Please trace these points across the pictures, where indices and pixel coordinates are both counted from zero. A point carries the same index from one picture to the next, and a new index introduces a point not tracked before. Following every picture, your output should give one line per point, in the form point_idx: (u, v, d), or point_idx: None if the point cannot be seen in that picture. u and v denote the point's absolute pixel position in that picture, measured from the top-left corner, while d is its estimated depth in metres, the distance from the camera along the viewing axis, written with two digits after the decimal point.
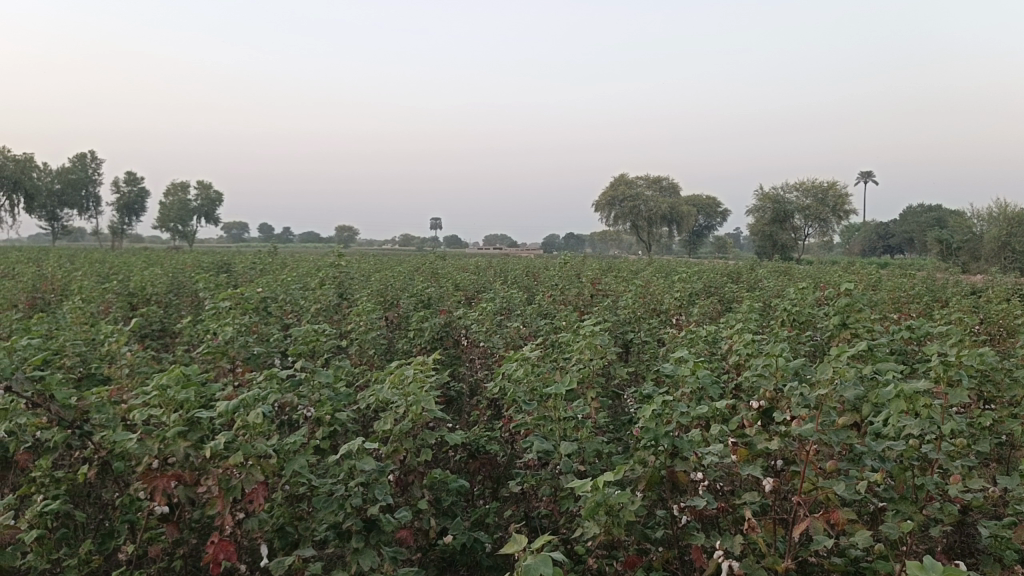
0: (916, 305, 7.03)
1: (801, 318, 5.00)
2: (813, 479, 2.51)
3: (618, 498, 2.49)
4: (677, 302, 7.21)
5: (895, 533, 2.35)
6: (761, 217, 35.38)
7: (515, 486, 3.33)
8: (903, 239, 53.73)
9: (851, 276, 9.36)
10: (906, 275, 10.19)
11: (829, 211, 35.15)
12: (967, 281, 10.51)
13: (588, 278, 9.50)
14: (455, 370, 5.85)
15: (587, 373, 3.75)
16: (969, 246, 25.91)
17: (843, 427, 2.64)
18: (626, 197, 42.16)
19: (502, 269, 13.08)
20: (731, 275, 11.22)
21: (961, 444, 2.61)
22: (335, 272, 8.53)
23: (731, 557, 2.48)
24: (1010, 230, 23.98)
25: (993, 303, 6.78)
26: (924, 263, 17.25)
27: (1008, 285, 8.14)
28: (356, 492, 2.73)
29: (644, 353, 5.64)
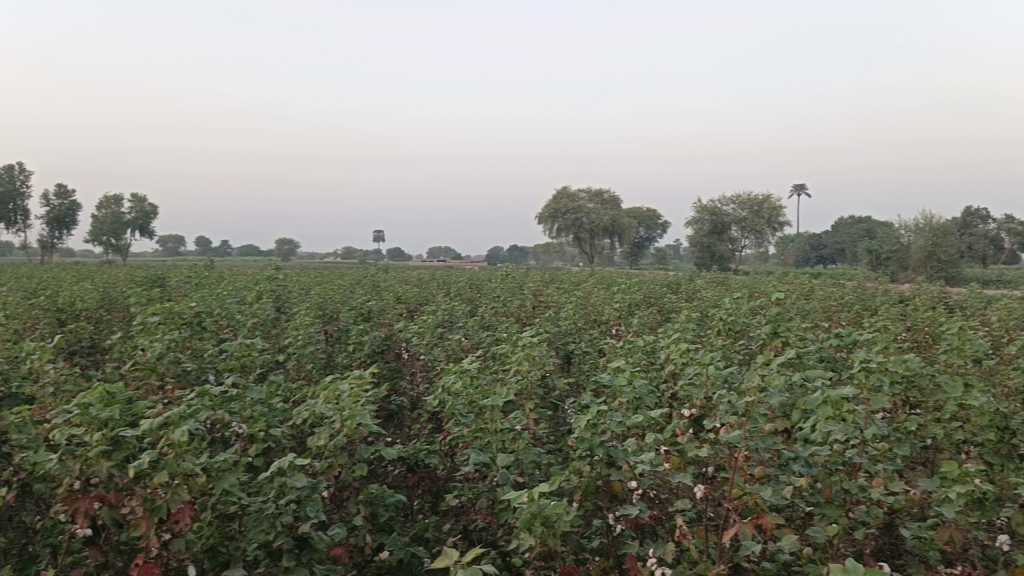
0: (847, 313, 7.21)
1: (736, 327, 5.07)
2: (742, 485, 2.55)
3: (553, 509, 2.52)
4: (616, 313, 7.26)
5: (821, 536, 2.41)
6: (700, 229, 35.82)
7: (452, 499, 3.32)
8: (836, 250, 55.41)
9: (784, 285, 9.58)
10: (836, 284, 10.47)
11: (764, 223, 36.05)
12: (892, 289, 10.87)
13: (530, 289, 9.51)
14: (395, 384, 5.80)
15: (526, 385, 3.74)
16: (896, 257, 26.55)
17: (772, 434, 2.68)
18: (569, 210, 42.50)
19: (445, 281, 13.04)
20: (669, 285, 11.39)
21: (882, 449, 2.68)
22: (273, 286, 8.37)
23: (664, 565, 2.50)
24: (935, 241, 25.03)
25: (919, 311, 7.00)
26: (856, 274, 17.71)
27: (933, 293, 8.43)
28: (287, 510, 2.69)
29: (584, 363, 5.66)
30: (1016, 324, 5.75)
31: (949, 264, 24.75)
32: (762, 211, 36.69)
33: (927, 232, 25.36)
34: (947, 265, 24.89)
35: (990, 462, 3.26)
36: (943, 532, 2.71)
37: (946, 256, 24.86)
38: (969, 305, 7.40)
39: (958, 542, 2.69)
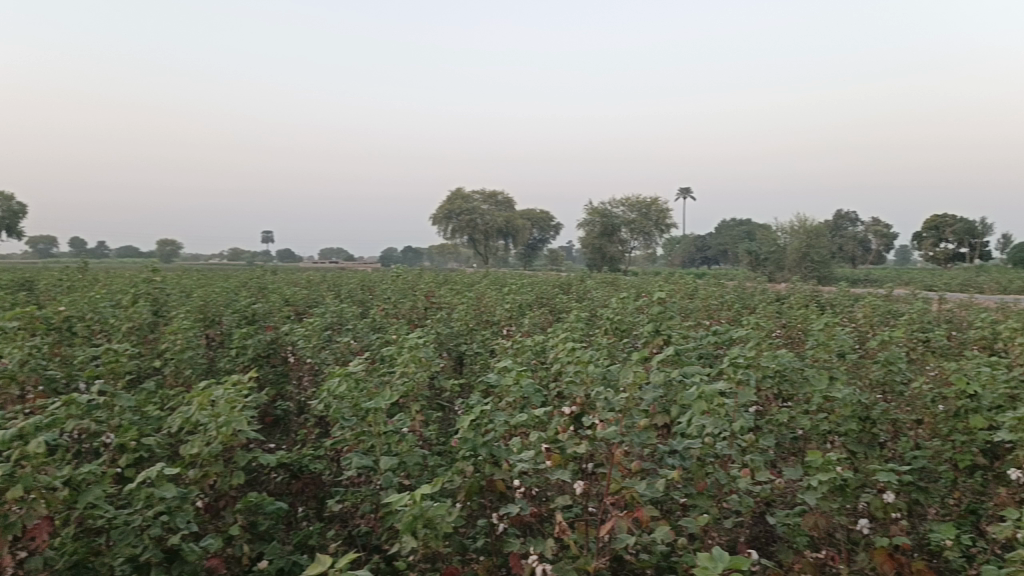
0: (727, 311, 7.51)
1: (622, 326, 5.19)
2: (619, 480, 2.61)
3: (435, 511, 2.51)
4: (507, 314, 7.31)
5: (693, 526, 2.50)
6: (590, 230, 36.34)
7: (335, 505, 3.26)
8: (720, 251, 57.77)
9: (670, 285, 9.91)
10: (717, 284, 10.93)
11: (652, 226, 37.37)
12: (769, 288, 11.41)
13: (422, 290, 9.44)
14: (281, 389, 5.65)
15: (412, 386, 3.71)
16: (774, 257, 27.45)
17: (647, 429, 2.76)
18: (464, 211, 42.51)
19: (335, 283, 12.80)
20: (561, 286, 11.56)
21: (750, 441, 2.80)
22: (151, 289, 8.00)
23: (545, 561, 2.54)
24: (808, 242, 26.55)
25: (793, 309, 7.37)
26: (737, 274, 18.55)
27: (806, 292, 8.89)
28: (157, 522, 2.59)
29: (474, 364, 5.67)
30: (878, 320, 6.12)
31: (820, 265, 26.33)
32: (650, 212, 37.82)
33: (802, 234, 26.81)
34: (820, 266, 26.42)
35: (853, 451, 3.43)
36: (808, 518, 2.84)
37: (818, 257, 26.43)
38: (837, 302, 7.83)
39: (822, 527, 2.81)
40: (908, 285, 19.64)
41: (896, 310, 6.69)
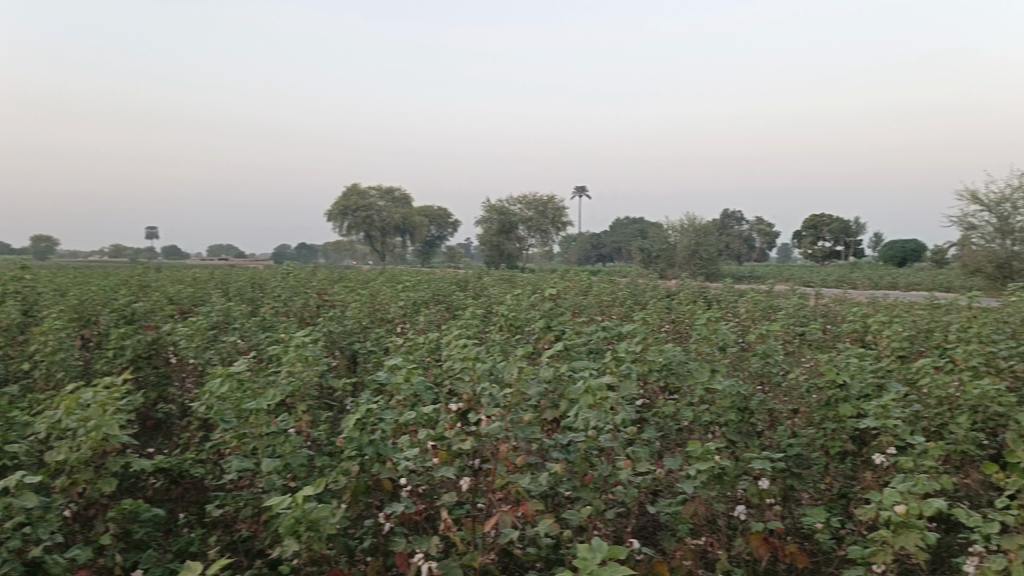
0: (619, 307, 7.67)
1: (516, 322, 5.22)
2: (504, 475, 2.62)
3: (318, 512, 2.45)
4: (402, 311, 7.23)
5: (576, 518, 2.54)
6: (487, 228, 36.40)
7: (216, 509, 3.14)
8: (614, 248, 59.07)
9: (565, 282, 10.05)
10: (610, 281, 11.16)
11: (547, 224, 37.93)
12: (659, 285, 11.74)
13: (315, 288, 9.24)
14: (162, 392, 5.40)
15: (299, 385, 3.61)
16: (665, 254, 28.09)
17: (533, 424, 2.78)
18: (360, 207, 41.84)
19: (223, 281, 12.38)
20: (458, 283, 11.55)
21: (633, 433, 2.85)
22: (20, 287, 7.51)
23: (431, 559, 2.52)
24: (697, 240, 27.55)
25: (682, 305, 7.60)
26: (629, 270, 18.95)
27: (693, 289, 9.18)
28: (17, 534, 2.42)
29: (367, 362, 5.58)
30: (760, 315, 6.38)
31: (707, 263, 27.46)
32: (546, 209, 38.24)
33: (691, 232, 27.74)
34: (707, 263, 27.46)
35: (733, 440, 3.54)
36: (689, 506, 2.92)
37: (706, 255, 27.48)
38: (723, 298, 8.12)
39: (702, 515, 2.90)
40: (788, 280, 20.60)
41: (776, 305, 6.98)
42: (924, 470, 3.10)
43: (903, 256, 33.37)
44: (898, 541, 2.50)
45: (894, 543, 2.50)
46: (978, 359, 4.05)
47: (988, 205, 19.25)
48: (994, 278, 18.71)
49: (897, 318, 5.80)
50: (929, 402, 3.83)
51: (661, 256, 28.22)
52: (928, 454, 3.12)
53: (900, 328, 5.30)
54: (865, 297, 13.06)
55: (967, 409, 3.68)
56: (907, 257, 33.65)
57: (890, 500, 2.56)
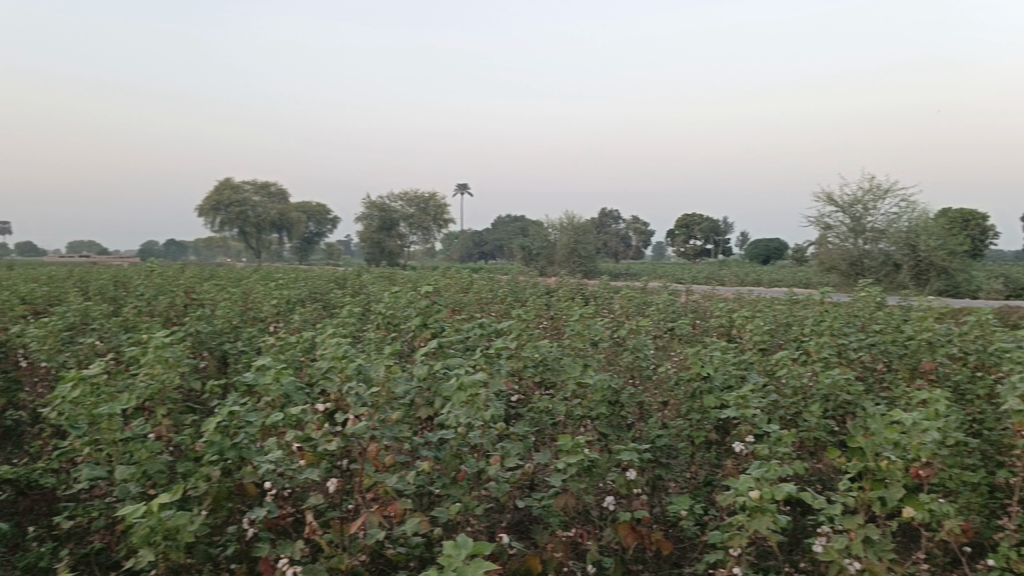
0: (498, 304, 7.73)
1: (392, 319, 5.16)
2: (371, 475, 2.59)
3: (175, 521, 2.35)
4: (276, 309, 7.02)
5: (444, 516, 2.54)
6: (369, 225, 35.95)
7: (66, 521, 2.95)
8: (495, 246, 59.66)
9: (445, 279, 10.04)
10: (491, 278, 11.23)
11: (428, 220, 37.80)
12: (540, 282, 11.91)
13: (183, 287, 8.84)
14: (9, 398, 5.03)
15: (159, 387, 3.44)
16: (545, 252, 28.53)
17: (401, 422, 2.75)
18: (235, 202, 40.36)
19: (82, 279, 11.68)
20: (336, 280, 11.32)
21: (502, 429, 2.87)
22: None
23: (296, 564, 2.46)
24: (575, 240, 28.26)
25: (559, 302, 7.74)
26: (508, 267, 19.21)
27: (570, 286, 9.36)
28: None
29: (237, 363, 5.38)
30: (634, 311, 6.57)
31: (584, 260, 28.33)
32: (428, 207, 38.00)
33: (570, 231, 28.35)
34: (584, 261, 28.32)
35: (603, 433, 3.62)
36: (559, 499, 2.98)
37: (584, 253, 28.26)
38: (599, 295, 8.31)
39: (571, 507, 2.96)
40: (660, 276, 21.35)
41: (649, 301, 7.21)
42: (778, 456, 3.27)
43: (768, 254, 35.32)
44: (752, 525, 2.64)
45: (749, 527, 2.64)
46: (829, 350, 4.31)
47: (842, 206, 20.55)
48: (847, 274, 20.14)
49: (759, 313, 6.09)
50: (785, 392, 4.05)
51: (541, 253, 28.58)
52: (781, 441, 3.29)
53: (762, 322, 5.57)
54: (725, 292, 13.75)
55: (819, 398, 3.90)
56: (771, 255, 35.58)
57: (744, 487, 2.69)
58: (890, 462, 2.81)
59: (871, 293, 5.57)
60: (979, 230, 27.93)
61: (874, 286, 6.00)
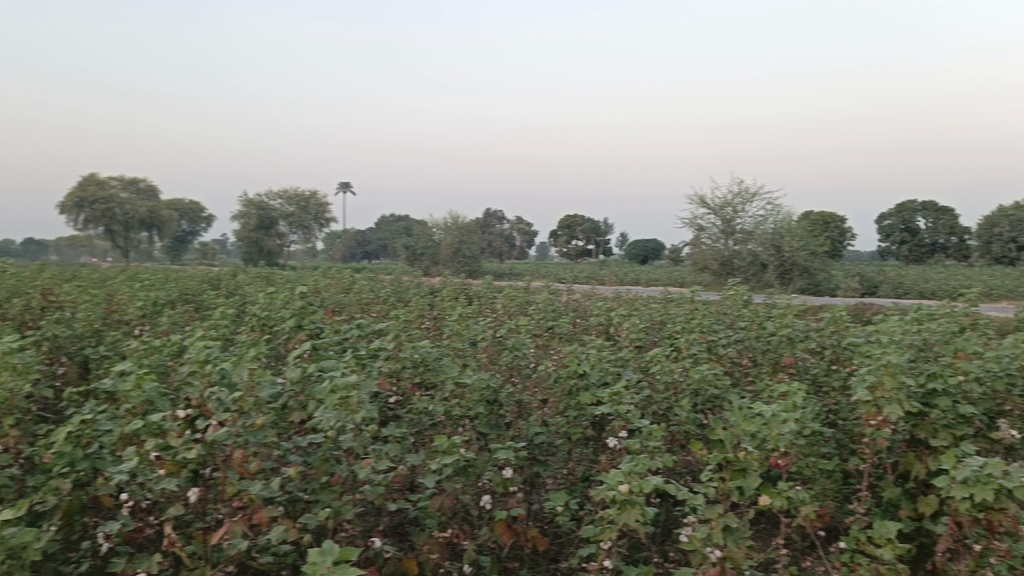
0: (379, 304, 7.62)
1: (266, 321, 5.00)
2: (236, 482, 2.50)
3: (18, 538, 2.19)
4: (142, 312, 6.68)
5: (313, 522, 2.48)
6: (245, 225, 34.61)
7: None
8: (379, 245, 59.03)
9: (325, 280, 9.82)
10: (372, 279, 11.07)
11: (309, 219, 37.10)
12: (423, 282, 11.84)
13: (39, 289, 8.27)
14: None
15: (6, 396, 3.19)
16: (429, 252, 28.42)
17: (268, 426, 2.67)
18: (102, 200, 38.18)
19: None
20: (210, 281, 10.89)
21: (375, 431, 2.83)
22: None
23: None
24: (460, 239, 28.32)
25: (442, 302, 7.71)
26: (391, 268, 19.03)
27: (454, 286, 9.35)
28: None
29: (98, 369, 5.08)
30: (515, 310, 6.62)
31: (469, 260, 28.48)
32: (309, 207, 37.53)
33: (454, 231, 28.39)
34: (468, 261, 28.44)
35: (481, 432, 3.62)
36: (434, 501, 2.96)
37: (469, 253, 28.38)
38: (481, 295, 8.33)
39: (445, 508, 2.95)
40: (543, 277, 21.66)
41: (531, 300, 7.28)
42: (649, 450, 3.36)
43: (645, 256, 36.63)
44: (621, 518, 2.70)
45: (618, 520, 2.70)
46: (699, 347, 4.47)
47: (713, 209, 21.42)
48: (718, 273, 21.07)
49: (636, 311, 6.25)
50: (658, 387, 4.17)
51: (425, 253, 28.38)
52: (652, 435, 3.39)
53: (637, 320, 5.72)
54: (601, 292, 14.17)
55: (689, 392, 4.05)
56: (648, 257, 36.88)
57: (614, 481, 2.75)
58: (748, 453, 2.94)
59: (739, 292, 5.82)
60: (836, 233, 29.88)
61: (741, 285, 6.28)
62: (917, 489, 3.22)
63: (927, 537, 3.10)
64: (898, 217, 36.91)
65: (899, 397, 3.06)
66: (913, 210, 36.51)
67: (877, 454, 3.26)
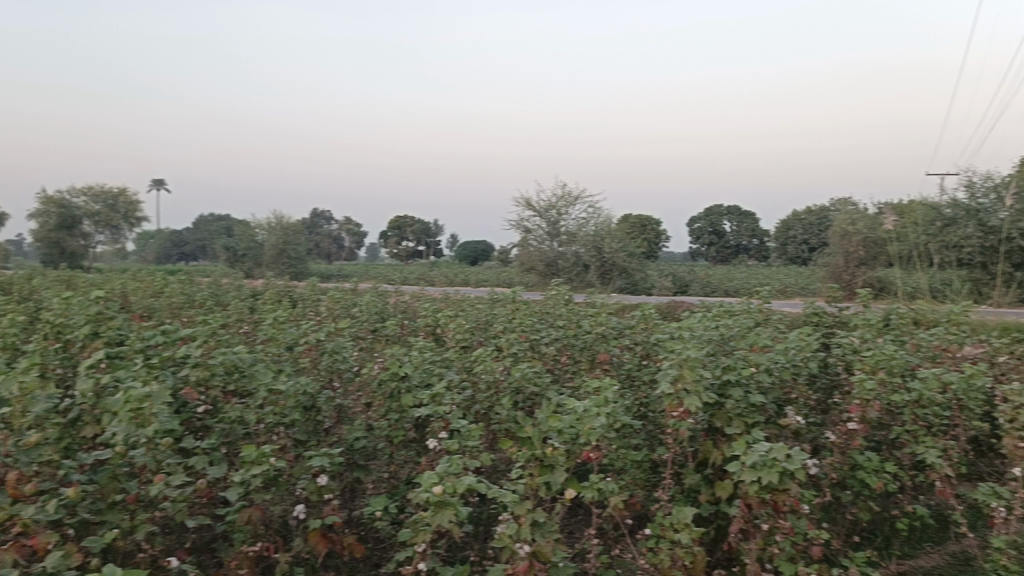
0: (194, 308, 7.24)
1: (58, 327, 4.60)
2: (8, 506, 2.29)
3: None
4: None
5: (98, 545, 2.32)
6: (45, 223, 31.75)
7: None
8: (200, 245, 56.08)
9: (134, 283, 9.20)
10: (187, 282, 10.49)
11: (120, 218, 34.67)
12: (244, 285, 11.36)
13: None
14: None
15: None
16: (252, 253, 27.29)
17: (48, 444, 2.46)
18: None
19: None
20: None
21: (171, 444, 2.68)
22: None
23: None
24: (286, 240, 27.40)
25: (263, 305, 7.42)
26: (206, 270, 18.07)
27: (276, 288, 9.03)
28: None
29: None
30: (340, 312, 6.47)
31: (295, 262, 27.63)
32: (116, 203, 35.27)
33: (279, 231, 27.43)
34: (295, 262, 27.62)
35: (296, 439, 3.51)
36: (242, 513, 2.84)
37: (294, 254, 27.54)
38: (305, 297, 8.10)
39: (254, 520, 2.84)
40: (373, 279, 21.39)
41: (357, 301, 7.15)
42: (467, 450, 3.39)
43: (475, 256, 37.02)
44: (435, 520, 2.70)
45: (432, 522, 2.71)
46: (519, 347, 4.55)
47: (539, 210, 21.93)
48: (544, 274, 21.61)
49: (462, 312, 6.29)
50: (480, 386, 4.21)
51: (248, 254, 27.24)
52: (469, 435, 3.42)
53: (463, 321, 5.75)
54: (423, 291, 14.17)
55: (510, 390, 4.11)
56: (479, 258, 37.31)
57: (428, 482, 2.75)
58: (555, 448, 3.02)
59: (560, 292, 5.99)
60: (653, 235, 31.65)
61: (563, 285, 6.47)
62: (715, 475, 3.44)
63: (724, 519, 3.33)
64: (707, 220, 39.52)
65: (697, 389, 3.25)
66: (720, 214, 39.22)
67: (679, 444, 3.45)
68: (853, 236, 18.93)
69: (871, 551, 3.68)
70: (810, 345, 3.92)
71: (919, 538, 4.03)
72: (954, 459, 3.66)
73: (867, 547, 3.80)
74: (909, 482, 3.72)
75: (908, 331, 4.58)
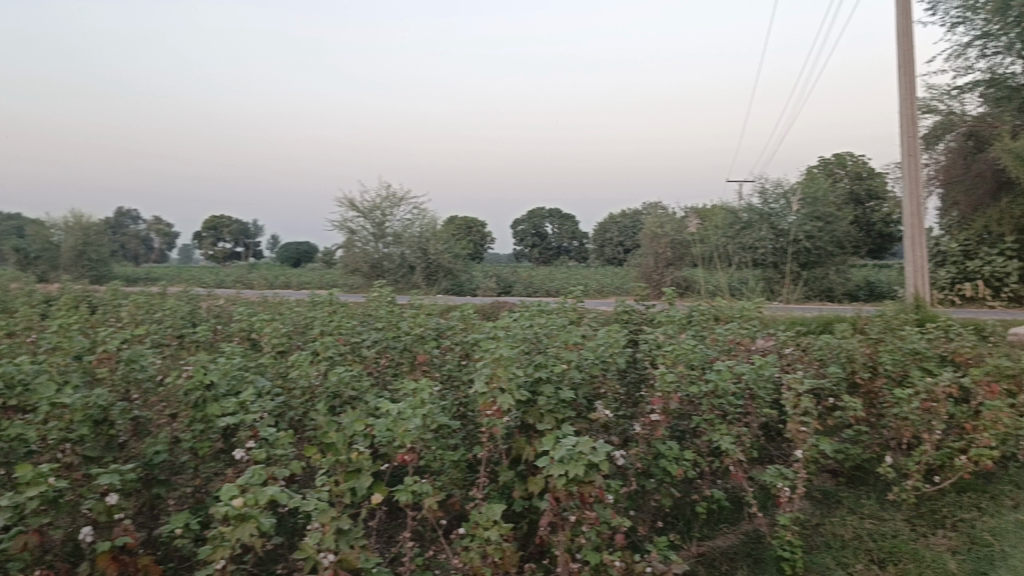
0: None
1: None
2: None
3: None
4: None
5: None
6: None
7: None
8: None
9: None
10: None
11: None
12: (31, 287, 10.40)
13: None
14: None
15: None
16: (46, 255, 25.10)
17: None
18: None
19: None
20: None
21: None
22: None
23: None
24: (86, 240, 25.40)
25: (53, 311, 6.83)
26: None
27: (71, 292, 8.34)
28: None
29: None
30: (143, 318, 6.07)
31: (97, 265, 25.68)
32: None
33: (77, 231, 25.36)
34: (97, 265, 25.67)
35: (85, 455, 3.25)
36: (17, 540, 2.60)
37: (95, 256, 25.59)
38: (104, 302, 7.54)
39: (30, 546, 2.61)
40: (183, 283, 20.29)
41: (164, 306, 6.74)
42: (276, 458, 3.27)
43: (299, 257, 35.94)
44: (235, 534, 2.60)
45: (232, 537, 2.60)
46: (337, 350, 4.45)
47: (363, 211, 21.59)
48: (369, 276, 21.33)
49: (279, 316, 6.07)
50: (295, 392, 4.08)
51: (41, 255, 25.05)
52: (279, 443, 3.30)
53: (280, 325, 5.56)
54: (230, 293, 13.53)
55: (326, 395, 4.01)
56: (303, 258, 36.27)
57: (227, 495, 2.61)
58: (362, 452, 2.98)
59: (381, 293, 5.93)
60: (479, 237, 32.10)
61: (384, 287, 6.40)
62: (528, 471, 3.52)
63: (535, 513, 3.43)
64: (531, 222, 40.48)
65: (510, 387, 3.31)
66: (543, 216, 40.32)
67: (493, 442, 3.51)
68: (663, 238, 20.05)
69: (673, 534, 3.92)
70: (618, 342, 4.10)
71: (717, 519, 4.33)
72: (746, 444, 3.96)
73: (671, 531, 4.05)
74: (707, 468, 3.99)
75: (708, 327, 4.90)
